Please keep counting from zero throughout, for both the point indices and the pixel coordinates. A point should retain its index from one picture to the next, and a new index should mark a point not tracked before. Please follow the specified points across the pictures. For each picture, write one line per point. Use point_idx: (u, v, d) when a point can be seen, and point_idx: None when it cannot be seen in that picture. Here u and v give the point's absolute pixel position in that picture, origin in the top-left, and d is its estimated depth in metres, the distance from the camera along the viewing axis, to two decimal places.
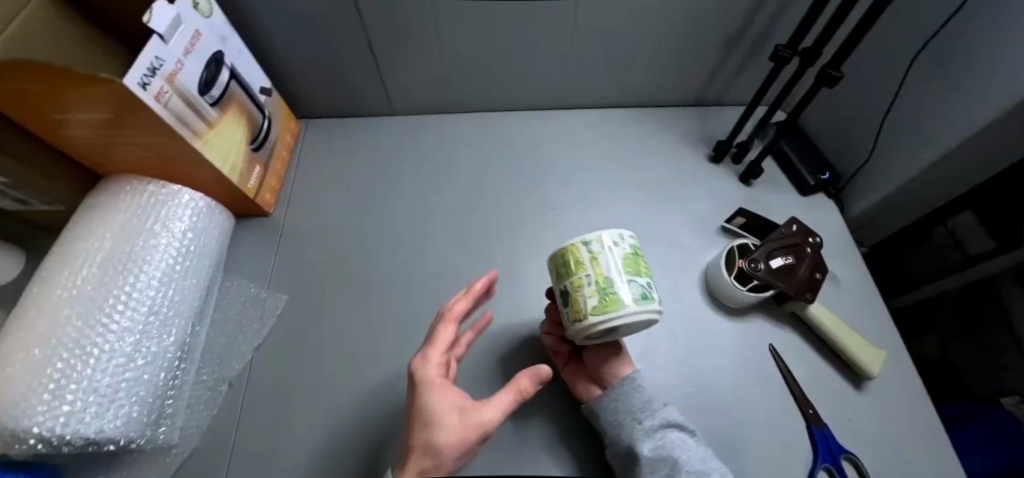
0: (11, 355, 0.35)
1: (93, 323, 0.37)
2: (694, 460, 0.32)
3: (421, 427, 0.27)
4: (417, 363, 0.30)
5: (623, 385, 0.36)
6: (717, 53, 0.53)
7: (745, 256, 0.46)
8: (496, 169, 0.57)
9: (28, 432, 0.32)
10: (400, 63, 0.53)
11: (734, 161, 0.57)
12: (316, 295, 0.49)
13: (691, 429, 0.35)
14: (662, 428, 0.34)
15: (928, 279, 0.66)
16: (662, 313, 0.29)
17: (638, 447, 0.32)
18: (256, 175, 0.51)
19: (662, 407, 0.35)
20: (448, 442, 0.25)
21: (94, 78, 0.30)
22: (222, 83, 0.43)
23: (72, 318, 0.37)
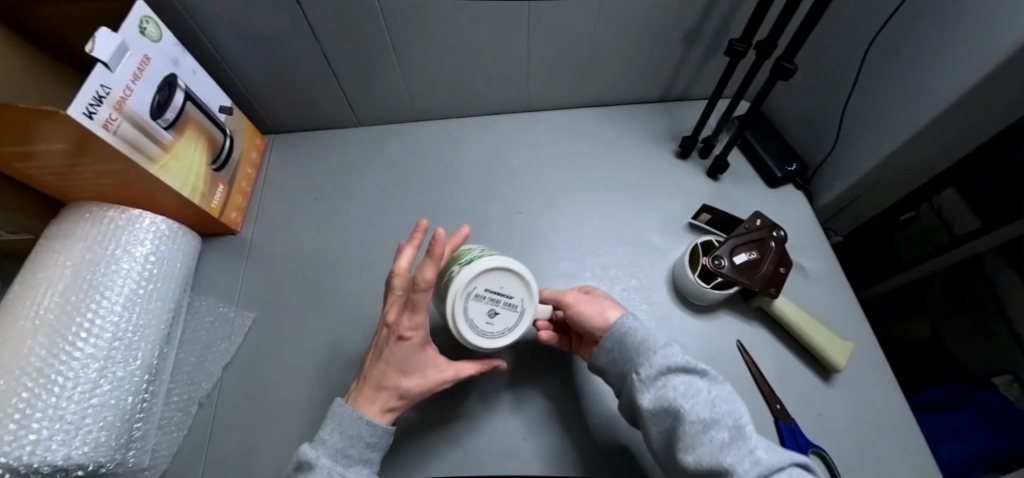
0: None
1: (56, 352, 0.38)
2: (702, 406, 0.26)
3: (396, 371, 0.29)
4: (398, 315, 0.28)
5: (614, 332, 0.32)
6: (678, 49, 0.52)
7: (709, 253, 0.46)
8: (462, 176, 0.57)
9: None
10: (359, 75, 0.53)
11: (701, 156, 0.56)
12: (285, 311, 0.50)
13: (705, 370, 0.29)
14: (663, 373, 0.29)
15: (908, 261, 0.66)
16: (481, 269, 0.29)
17: (637, 395, 0.29)
18: (220, 194, 0.51)
19: (663, 349, 0.30)
20: (420, 392, 0.30)
21: (36, 112, 0.31)
22: (177, 105, 0.43)
23: (34, 348, 0.38)
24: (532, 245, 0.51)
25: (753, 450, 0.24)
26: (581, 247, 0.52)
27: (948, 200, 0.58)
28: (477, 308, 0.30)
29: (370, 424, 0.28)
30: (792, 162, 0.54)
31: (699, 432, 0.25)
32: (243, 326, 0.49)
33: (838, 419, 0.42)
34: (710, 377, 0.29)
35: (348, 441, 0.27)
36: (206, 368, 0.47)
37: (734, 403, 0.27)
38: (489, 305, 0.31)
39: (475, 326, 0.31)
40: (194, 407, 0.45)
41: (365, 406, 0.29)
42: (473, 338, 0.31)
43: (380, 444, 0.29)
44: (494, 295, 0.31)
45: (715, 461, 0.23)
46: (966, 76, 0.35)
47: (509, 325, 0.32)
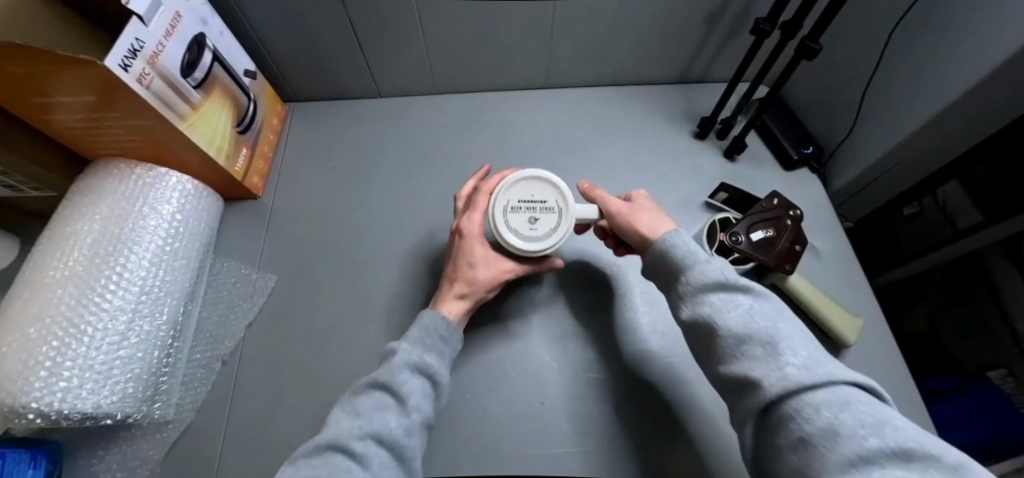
0: (11, 334, 0.36)
1: (85, 303, 0.38)
2: (739, 318, 0.25)
3: (465, 262, 0.37)
4: (466, 220, 0.39)
5: (658, 245, 0.32)
6: (702, 30, 0.53)
7: (726, 229, 0.47)
8: (481, 150, 0.58)
9: (27, 407, 0.34)
10: (382, 45, 0.53)
11: (718, 137, 0.57)
12: (304, 275, 0.50)
13: (751, 286, 0.27)
14: (701, 290, 0.28)
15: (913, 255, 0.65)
16: (516, 181, 0.40)
17: (679, 311, 0.30)
18: (243, 157, 0.51)
19: (707, 265, 0.29)
20: (483, 279, 0.37)
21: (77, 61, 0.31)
22: (205, 65, 0.43)
23: (64, 299, 0.38)
24: None
25: (786, 365, 0.22)
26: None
27: (953, 194, 0.58)
28: (516, 218, 0.38)
29: (441, 316, 0.34)
30: (809, 146, 0.54)
31: (732, 345, 0.25)
32: (265, 289, 0.49)
33: None
34: (757, 295, 0.26)
35: (426, 331, 0.33)
36: (228, 327, 0.47)
37: (784, 319, 0.25)
38: (527, 214, 0.39)
39: (522, 233, 0.38)
40: (217, 364, 0.45)
41: (441, 297, 0.36)
42: (522, 242, 0.37)
43: (451, 341, 0.34)
44: (527, 205, 0.39)
45: (744, 374, 0.23)
46: (989, 59, 0.36)
47: (548, 226, 0.38)
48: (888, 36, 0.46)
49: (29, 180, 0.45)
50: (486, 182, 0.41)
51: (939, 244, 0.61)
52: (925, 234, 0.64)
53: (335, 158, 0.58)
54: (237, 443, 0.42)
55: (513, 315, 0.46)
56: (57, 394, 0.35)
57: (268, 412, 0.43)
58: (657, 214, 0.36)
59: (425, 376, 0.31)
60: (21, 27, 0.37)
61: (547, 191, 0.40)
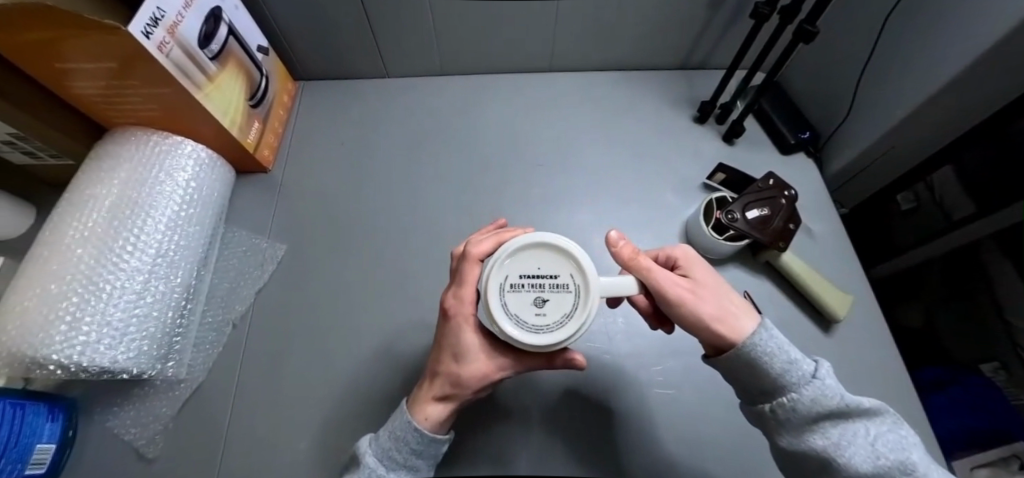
0: (33, 291, 0.38)
1: (103, 263, 0.40)
2: (868, 457, 0.24)
3: (450, 356, 0.28)
4: (451, 299, 0.29)
5: (742, 356, 0.26)
6: (703, 15, 0.54)
7: (723, 208, 0.48)
8: (486, 130, 0.59)
9: (48, 358, 0.35)
10: (391, 26, 0.54)
11: (718, 121, 0.58)
12: (312, 246, 0.52)
13: (864, 407, 0.25)
14: (811, 419, 0.25)
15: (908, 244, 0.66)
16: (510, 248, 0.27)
17: (777, 433, 0.27)
18: (255, 130, 0.53)
19: (813, 383, 0.25)
20: (469, 384, 0.28)
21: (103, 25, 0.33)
22: (221, 38, 0.45)
23: (84, 259, 0.40)
24: (550, 196, 0.54)
25: None
26: (600, 201, 0.54)
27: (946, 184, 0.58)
28: (518, 301, 0.26)
29: (415, 429, 0.28)
30: (805, 131, 0.56)
31: None
32: (274, 257, 0.51)
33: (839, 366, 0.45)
34: (867, 414, 0.25)
35: (395, 444, 0.29)
36: (238, 291, 0.49)
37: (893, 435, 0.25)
38: (532, 293, 0.26)
39: (525, 321, 0.26)
40: (228, 327, 0.47)
41: (420, 400, 0.29)
42: (525, 336, 0.25)
43: (427, 453, 0.30)
44: (534, 280, 0.27)
45: None
46: (977, 45, 0.37)
47: (563, 312, 0.26)
48: (882, 24, 0.47)
49: (48, 146, 0.47)
50: (477, 240, 0.30)
51: (936, 234, 0.62)
52: (920, 226, 0.65)
53: (340, 137, 0.59)
54: (247, 403, 0.43)
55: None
56: (76, 347, 0.36)
57: (279, 373, 0.45)
58: (730, 301, 0.27)
59: None
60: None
61: (558, 259, 0.27)
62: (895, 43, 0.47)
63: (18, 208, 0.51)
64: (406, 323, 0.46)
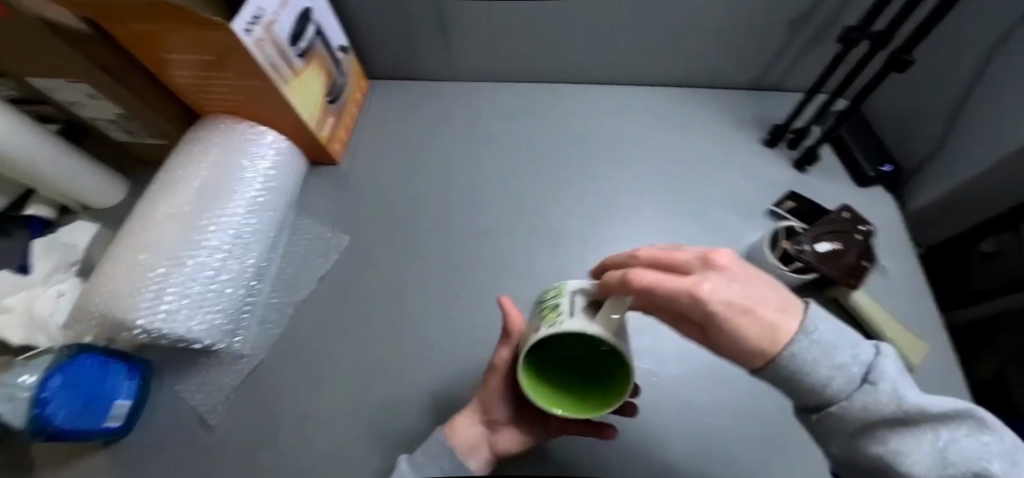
0: (128, 259, 0.41)
1: (189, 239, 0.43)
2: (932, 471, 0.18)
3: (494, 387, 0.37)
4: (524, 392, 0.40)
5: (776, 370, 0.19)
6: (783, 35, 0.52)
7: (790, 238, 0.46)
8: (546, 138, 0.60)
9: (135, 322, 0.39)
10: (463, 32, 0.55)
11: (789, 146, 0.56)
12: (372, 239, 0.54)
13: (937, 412, 0.19)
14: (862, 430, 0.19)
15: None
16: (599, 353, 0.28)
17: (831, 443, 0.21)
18: (329, 124, 0.56)
19: (855, 384, 0.19)
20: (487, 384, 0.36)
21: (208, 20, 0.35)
22: (308, 36, 0.47)
23: (171, 234, 0.43)
24: (607, 209, 0.54)
25: None
26: (659, 219, 0.53)
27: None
28: None
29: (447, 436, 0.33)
30: (887, 163, 0.53)
31: None
32: (336, 246, 0.53)
33: None
34: (940, 415, 0.19)
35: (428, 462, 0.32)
36: (302, 277, 0.51)
37: (916, 396, 0.19)
38: None
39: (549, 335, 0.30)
40: (290, 310, 0.50)
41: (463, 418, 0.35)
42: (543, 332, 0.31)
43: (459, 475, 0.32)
44: None
45: None
46: None
47: None
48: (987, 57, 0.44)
49: (148, 128, 0.51)
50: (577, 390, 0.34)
51: None
52: None
53: (403, 136, 0.61)
54: (302, 384, 0.45)
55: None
56: (159, 315, 0.40)
57: (332, 359, 0.47)
58: (767, 305, 0.19)
59: None
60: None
61: None
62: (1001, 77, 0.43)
63: (109, 180, 0.56)
64: (458, 324, 0.47)
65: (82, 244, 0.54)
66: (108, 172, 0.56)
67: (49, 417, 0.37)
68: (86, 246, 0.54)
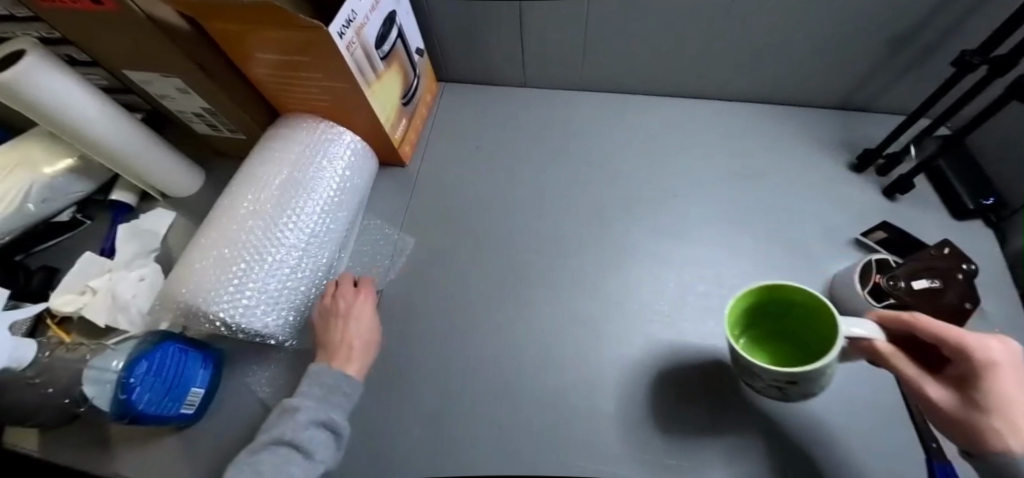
0: (211, 251, 0.43)
1: (269, 235, 0.44)
2: None
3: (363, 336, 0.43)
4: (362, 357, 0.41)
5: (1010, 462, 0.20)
6: (882, 55, 0.49)
7: (883, 271, 0.43)
8: (616, 150, 0.59)
9: (216, 314, 0.40)
10: (540, 39, 0.55)
11: (878, 172, 0.53)
12: (438, 243, 0.54)
13: None
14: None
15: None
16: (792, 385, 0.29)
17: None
18: (401, 126, 0.56)
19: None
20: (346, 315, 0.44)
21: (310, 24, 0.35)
22: (391, 40, 0.48)
23: (252, 229, 0.44)
24: (680, 227, 0.53)
25: None
26: (737, 241, 0.51)
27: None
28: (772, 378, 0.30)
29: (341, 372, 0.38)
30: (990, 197, 0.49)
31: None
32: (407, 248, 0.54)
33: None
34: None
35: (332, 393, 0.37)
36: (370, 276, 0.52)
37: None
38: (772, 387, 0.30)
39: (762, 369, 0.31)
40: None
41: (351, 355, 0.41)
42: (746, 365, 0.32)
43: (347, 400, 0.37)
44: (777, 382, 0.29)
45: None
46: None
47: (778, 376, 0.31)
48: None
49: (231, 124, 0.53)
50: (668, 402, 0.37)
51: None
52: None
53: (469, 140, 0.61)
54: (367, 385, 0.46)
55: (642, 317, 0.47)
56: (238, 309, 0.41)
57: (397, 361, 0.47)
58: None
59: (330, 429, 0.35)
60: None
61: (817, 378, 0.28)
62: None
63: (188, 172, 0.58)
64: (526, 337, 0.47)
65: (161, 230, 0.56)
66: (188, 164, 0.58)
67: (132, 401, 0.37)
68: (165, 232, 0.56)
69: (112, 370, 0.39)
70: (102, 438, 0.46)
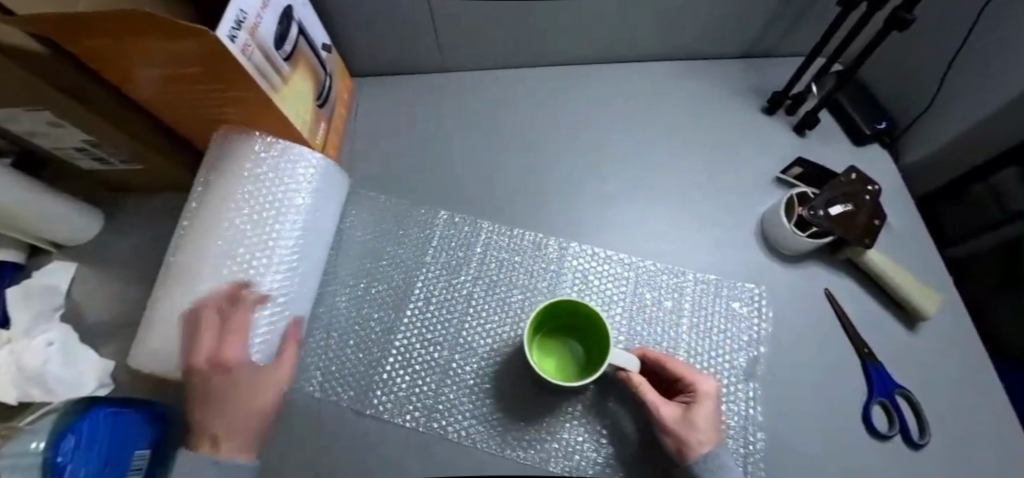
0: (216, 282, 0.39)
1: (251, 262, 0.40)
2: None
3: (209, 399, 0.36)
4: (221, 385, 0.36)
5: (704, 460, 0.33)
6: (776, 5, 0.52)
7: (805, 204, 0.47)
8: (551, 124, 0.60)
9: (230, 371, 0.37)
10: (454, 22, 0.53)
11: (788, 112, 0.58)
12: (385, 239, 0.52)
13: None
14: None
15: (959, 239, 0.56)
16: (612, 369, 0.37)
17: None
18: (322, 129, 0.53)
19: None
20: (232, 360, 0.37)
21: (191, 31, 0.31)
22: (291, 39, 0.44)
23: (260, 269, 0.41)
24: (621, 189, 0.55)
25: None
26: (653, 199, 0.54)
27: (1010, 177, 0.48)
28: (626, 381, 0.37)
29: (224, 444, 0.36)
30: (882, 121, 0.54)
31: None
32: (395, 261, 0.50)
33: (913, 365, 0.45)
34: None
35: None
36: (409, 286, 0.49)
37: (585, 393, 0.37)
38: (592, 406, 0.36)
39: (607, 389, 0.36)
40: (440, 354, 0.45)
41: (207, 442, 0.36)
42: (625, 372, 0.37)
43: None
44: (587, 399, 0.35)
45: None
46: None
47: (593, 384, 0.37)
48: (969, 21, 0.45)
49: (122, 152, 0.47)
50: (686, 425, 0.34)
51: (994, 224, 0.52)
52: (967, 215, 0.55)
53: (401, 134, 0.59)
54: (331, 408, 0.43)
55: (614, 292, 0.48)
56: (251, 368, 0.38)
57: (479, 401, 0.43)
58: (702, 385, 0.36)
59: None
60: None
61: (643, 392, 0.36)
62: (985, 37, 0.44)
63: (85, 213, 0.52)
64: (490, 318, 0.47)
65: (63, 285, 0.49)
66: (83, 204, 0.52)
67: None
68: (67, 287, 0.50)
69: (34, 452, 0.35)
70: None
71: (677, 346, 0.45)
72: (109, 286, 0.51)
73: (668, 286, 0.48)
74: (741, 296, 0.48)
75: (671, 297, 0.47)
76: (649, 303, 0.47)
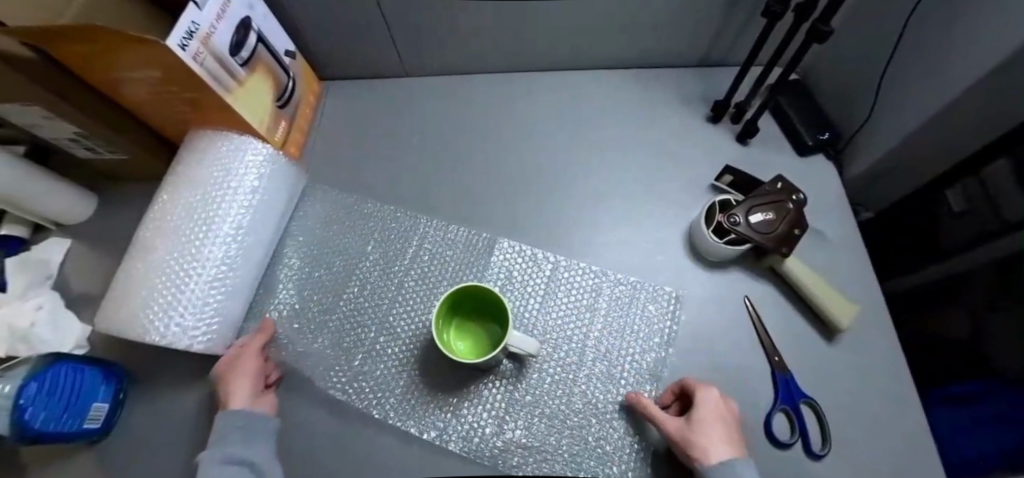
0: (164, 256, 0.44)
1: (195, 238, 0.45)
2: None
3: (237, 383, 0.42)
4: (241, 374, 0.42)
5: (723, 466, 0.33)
6: (716, 15, 0.53)
7: (725, 211, 0.48)
8: (500, 127, 0.62)
9: (164, 333, 0.41)
10: (407, 30, 0.57)
11: (732, 121, 0.58)
12: (331, 231, 0.56)
13: None
14: None
15: (955, 250, 0.50)
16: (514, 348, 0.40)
17: None
18: (282, 128, 0.58)
19: None
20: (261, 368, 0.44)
21: (141, 40, 0.35)
22: (250, 46, 0.48)
23: (204, 244, 0.45)
24: (559, 191, 0.57)
25: None
26: (588, 201, 0.56)
27: (996, 174, 0.42)
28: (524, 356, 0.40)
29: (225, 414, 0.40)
30: (825, 132, 0.55)
31: None
32: (339, 250, 0.55)
33: (825, 375, 0.45)
34: None
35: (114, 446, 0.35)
36: (349, 273, 0.53)
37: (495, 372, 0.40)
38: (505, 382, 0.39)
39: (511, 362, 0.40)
40: (368, 336, 0.49)
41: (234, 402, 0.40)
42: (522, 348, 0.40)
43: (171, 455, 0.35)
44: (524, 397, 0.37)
45: None
46: (985, 61, 0.35)
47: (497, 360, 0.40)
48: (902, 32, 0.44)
49: (106, 144, 0.54)
50: (702, 433, 0.35)
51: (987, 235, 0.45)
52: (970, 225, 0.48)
53: (362, 134, 0.64)
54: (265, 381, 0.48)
55: (533, 287, 0.50)
56: (188, 333, 0.42)
57: (396, 383, 0.46)
58: (708, 394, 0.38)
59: None
60: (91, 8, 0.44)
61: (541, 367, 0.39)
62: (917, 48, 0.43)
63: (82, 196, 0.59)
64: (417, 306, 0.50)
65: (56, 259, 0.57)
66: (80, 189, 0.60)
67: (30, 421, 0.38)
68: (60, 260, 0.57)
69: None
70: (15, 467, 0.47)
71: (588, 342, 0.48)
72: (95, 262, 0.58)
73: (586, 285, 0.50)
74: (658, 300, 0.49)
75: (587, 296, 0.50)
76: (565, 300, 0.50)
